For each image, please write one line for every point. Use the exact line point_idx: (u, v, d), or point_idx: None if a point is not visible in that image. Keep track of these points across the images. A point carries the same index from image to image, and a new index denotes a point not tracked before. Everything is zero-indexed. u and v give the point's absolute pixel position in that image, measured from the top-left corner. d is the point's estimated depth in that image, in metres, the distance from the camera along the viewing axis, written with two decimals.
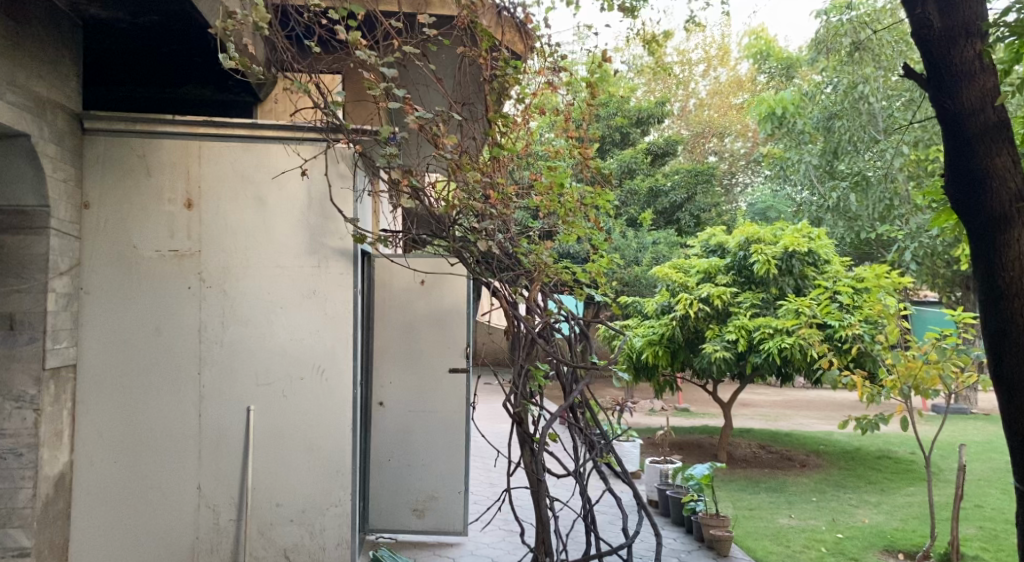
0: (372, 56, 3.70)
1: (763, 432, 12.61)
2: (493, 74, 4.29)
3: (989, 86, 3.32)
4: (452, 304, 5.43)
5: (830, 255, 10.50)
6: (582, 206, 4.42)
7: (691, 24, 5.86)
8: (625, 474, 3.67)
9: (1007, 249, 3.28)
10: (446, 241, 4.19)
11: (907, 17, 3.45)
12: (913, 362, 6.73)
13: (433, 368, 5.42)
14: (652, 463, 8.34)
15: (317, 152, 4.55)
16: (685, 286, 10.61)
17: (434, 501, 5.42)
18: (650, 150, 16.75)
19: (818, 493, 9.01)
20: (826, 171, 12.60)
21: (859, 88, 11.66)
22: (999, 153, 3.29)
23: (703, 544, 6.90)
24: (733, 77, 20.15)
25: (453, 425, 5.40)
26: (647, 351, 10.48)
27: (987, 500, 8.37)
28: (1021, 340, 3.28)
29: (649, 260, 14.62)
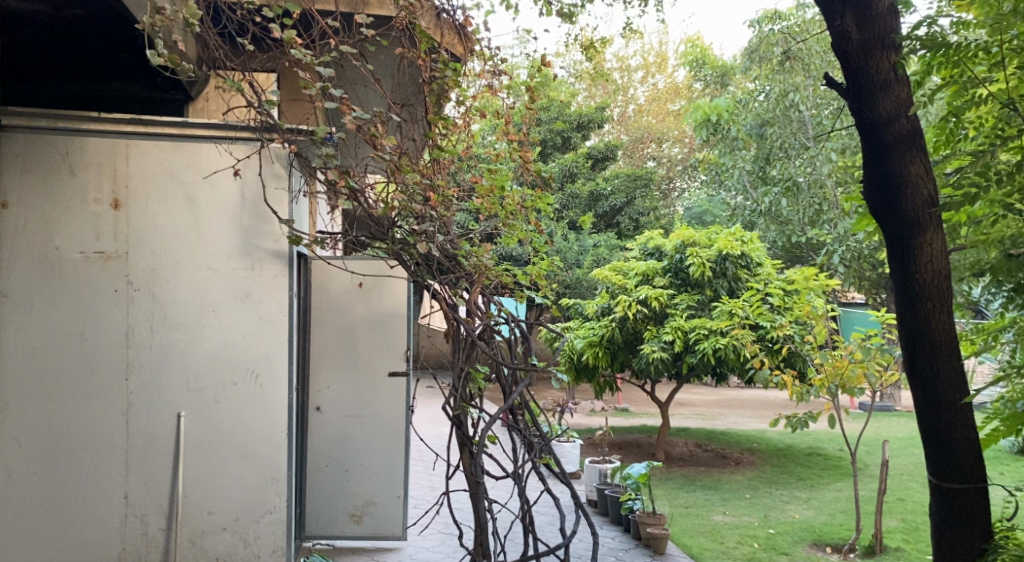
0: (308, 55, 3.66)
1: (699, 431, 12.86)
2: (432, 75, 4.26)
3: (903, 96, 3.47)
4: (391, 306, 5.46)
5: (762, 258, 10.77)
6: (524, 209, 4.44)
7: (628, 30, 5.97)
8: (563, 475, 3.58)
9: (921, 252, 3.45)
10: (386, 245, 4.16)
11: (827, 29, 3.54)
12: (839, 362, 6.95)
13: (372, 371, 5.42)
14: (591, 463, 8.46)
15: (250, 152, 4.42)
16: (624, 288, 10.78)
17: (373, 507, 5.41)
18: (590, 154, 16.99)
19: (751, 490, 9.23)
20: (758, 176, 13.00)
21: (790, 96, 11.92)
22: (913, 161, 3.45)
23: (640, 543, 7.02)
24: (671, 84, 20.60)
25: (392, 430, 5.41)
26: (588, 352, 10.59)
27: (910, 494, 8.71)
28: (934, 339, 3.46)
29: (590, 262, 14.82)
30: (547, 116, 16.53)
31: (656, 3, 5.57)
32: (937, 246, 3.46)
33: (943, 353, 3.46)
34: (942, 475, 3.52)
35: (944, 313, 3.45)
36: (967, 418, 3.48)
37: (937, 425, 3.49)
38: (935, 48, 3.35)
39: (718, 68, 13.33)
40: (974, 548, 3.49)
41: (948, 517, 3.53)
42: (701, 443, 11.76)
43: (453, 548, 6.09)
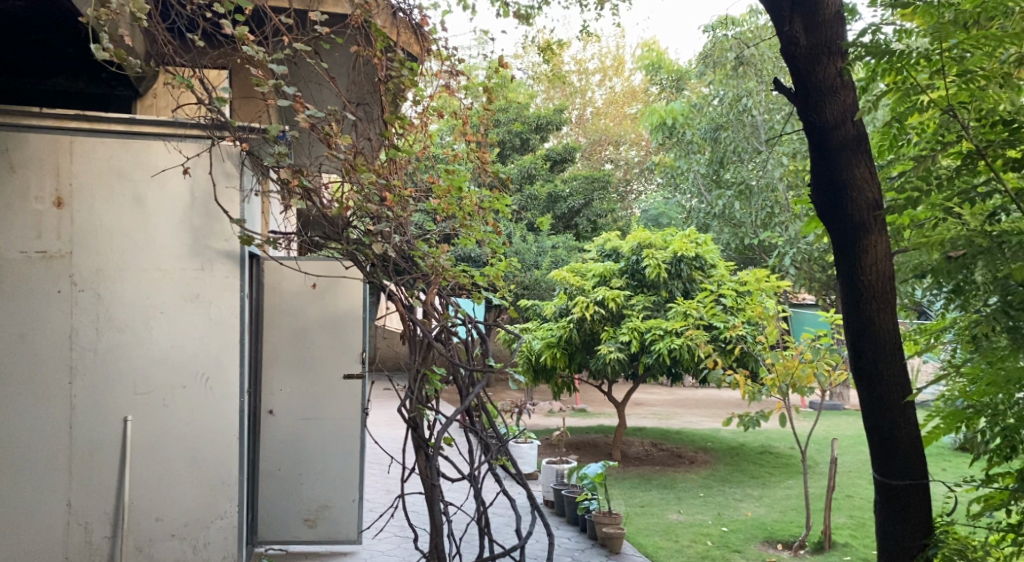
0: (260, 53, 3.61)
1: (655, 431, 13.01)
2: (388, 75, 4.23)
3: (849, 101, 3.52)
4: (346, 307, 5.45)
5: (716, 260, 10.92)
6: (481, 210, 4.44)
7: (585, 34, 6.03)
8: (518, 476, 3.58)
9: (866, 254, 3.51)
10: (339, 245, 4.12)
11: (776, 34, 3.58)
12: (790, 362, 7.09)
13: (325, 374, 5.40)
14: (548, 463, 8.51)
15: (200, 150, 4.36)
16: (581, 289, 10.86)
17: (327, 511, 5.39)
18: (549, 156, 17.10)
19: (704, 488, 9.37)
20: (712, 180, 13.23)
21: (743, 101, 12.28)
22: (859, 165, 3.51)
23: (596, 543, 7.08)
24: (628, 87, 20.83)
25: (347, 433, 5.39)
26: (546, 353, 10.63)
27: (857, 491, 8.92)
28: (880, 339, 3.51)
29: (549, 263, 14.90)
30: (506, 118, 16.59)
31: (611, 7, 5.64)
32: (882, 249, 3.52)
33: (888, 353, 3.52)
34: (887, 472, 3.56)
35: (889, 314, 3.52)
36: (910, 416, 3.54)
37: (884, 423, 3.54)
38: (877, 55, 3.36)
39: (674, 72, 13.58)
40: (915, 543, 3.52)
41: (892, 514, 3.56)
42: (656, 443, 11.90)
43: (408, 550, 6.10)
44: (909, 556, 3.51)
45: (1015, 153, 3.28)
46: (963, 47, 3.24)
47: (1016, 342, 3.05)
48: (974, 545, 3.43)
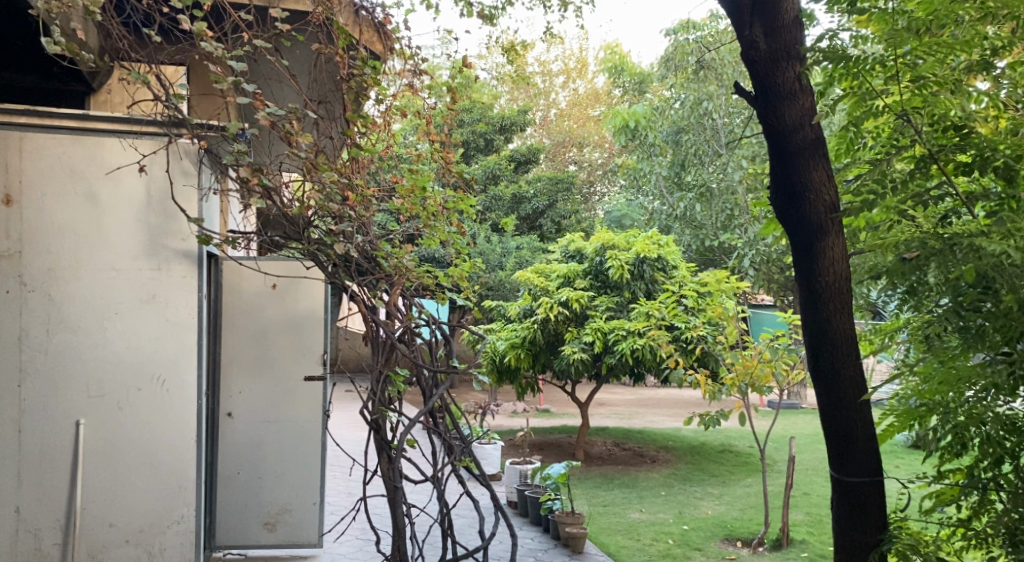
0: (219, 48, 3.53)
1: (617, 430, 13.10)
2: (351, 73, 4.18)
3: (808, 105, 3.57)
4: (307, 309, 5.41)
5: (678, 261, 11.04)
6: (445, 210, 4.38)
7: (548, 36, 6.04)
8: (481, 476, 3.61)
9: (823, 256, 3.55)
10: (301, 244, 4.06)
11: (737, 38, 3.61)
12: (749, 361, 7.20)
13: (286, 376, 5.35)
14: (512, 463, 8.52)
15: (157, 148, 4.27)
16: (546, 290, 10.90)
17: (287, 515, 5.34)
18: (513, 157, 17.14)
19: (666, 487, 9.45)
20: (674, 182, 13.36)
21: (704, 105, 12.24)
22: (817, 167, 3.55)
23: (559, 543, 7.11)
24: (591, 89, 20.98)
25: (307, 435, 5.34)
26: (510, 354, 10.61)
27: (814, 488, 9.07)
28: (837, 340, 3.57)
29: (513, 264, 14.92)
30: (470, 118, 16.58)
31: (574, 9, 5.65)
32: (839, 251, 3.56)
33: (844, 353, 3.57)
34: (843, 469, 3.61)
35: (845, 314, 3.58)
36: (866, 415, 3.59)
37: (838, 422, 3.60)
38: (834, 60, 3.35)
39: (636, 75, 13.68)
40: (871, 539, 3.57)
41: (848, 510, 3.61)
42: (619, 442, 11.98)
43: (370, 553, 6.10)
44: (864, 551, 3.56)
45: (966, 157, 3.26)
46: (916, 53, 3.23)
47: (967, 342, 3.12)
48: (927, 540, 3.45)
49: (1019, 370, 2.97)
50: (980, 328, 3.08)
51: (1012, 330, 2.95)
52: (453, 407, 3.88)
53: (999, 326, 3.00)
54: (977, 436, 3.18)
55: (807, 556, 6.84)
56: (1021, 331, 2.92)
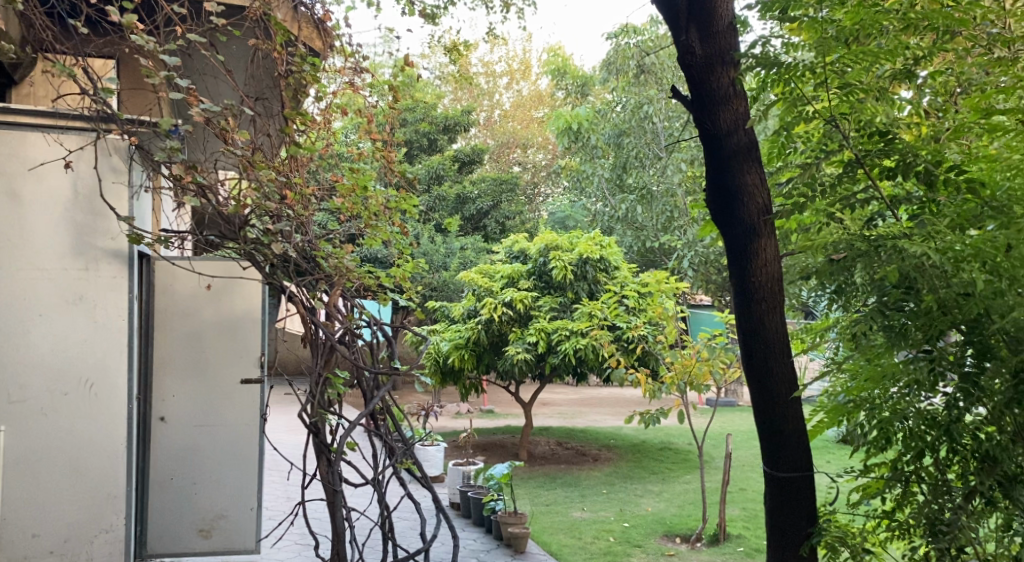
0: (151, 42, 3.43)
1: (560, 430, 13.20)
2: (290, 69, 4.12)
3: (741, 110, 3.63)
4: (245, 310, 5.07)
5: (619, 261, 11.17)
6: (387, 210, 4.32)
7: (490, 35, 6.05)
8: (423, 478, 3.61)
9: (757, 256, 3.61)
10: (236, 244, 3.93)
11: (673, 44, 3.68)
12: (688, 360, 7.37)
13: (222, 377, 5.01)
14: (455, 465, 8.52)
15: (84, 143, 4.07)
16: (489, 291, 10.92)
17: (223, 521, 4.97)
18: (457, 158, 17.21)
19: (608, 485, 9.56)
20: (616, 184, 13.54)
21: (644, 108, 12.56)
22: (750, 171, 3.61)
23: (501, 543, 7.14)
24: (535, 91, 21.14)
25: (245, 436, 4.99)
26: (454, 355, 10.60)
27: (750, 484, 9.29)
28: (769, 339, 3.62)
29: (457, 265, 14.93)
30: (413, 118, 16.53)
31: (516, 10, 5.68)
32: (771, 252, 3.62)
33: (776, 351, 3.63)
34: (776, 464, 3.65)
35: (778, 314, 3.63)
36: (797, 412, 3.65)
37: (770, 419, 3.65)
38: (767, 66, 3.30)
39: (579, 78, 13.83)
40: (800, 532, 3.62)
41: (781, 505, 3.65)
42: (561, 442, 12.06)
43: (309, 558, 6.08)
44: (794, 545, 3.62)
45: (889, 163, 3.34)
46: (844, 61, 3.27)
47: (891, 340, 3.12)
48: (853, 532, 3.57)
49: (939, 365, 3.04)
50: (903, 326, 3.11)
51: (933, 329, 3.04)
52: (394, 409, 3.87)
53: (921, 324, 3.08)
54: (901, 431, 3.20)
55: (743, 550, 7.01)
56: (940, 328, 3.03)
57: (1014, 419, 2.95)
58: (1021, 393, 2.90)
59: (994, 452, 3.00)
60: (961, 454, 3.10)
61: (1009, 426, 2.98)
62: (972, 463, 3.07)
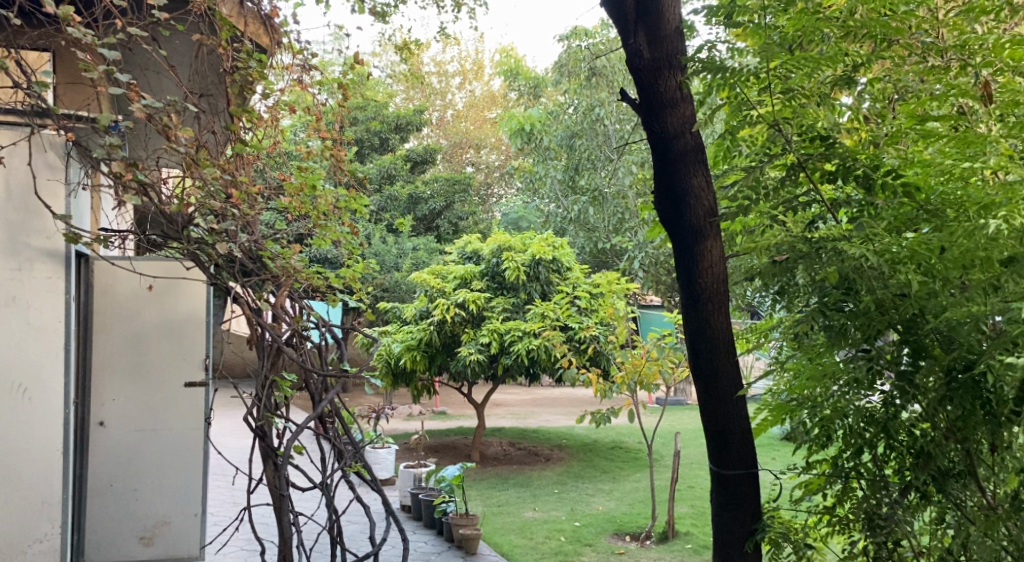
0: (88, 35, 3.33)
1: (512, 430, 13.23)
2: (235, 65, 4.03)
3: (688, 113, 3.66)
4: (188, 311, 4.96)
5: (572, 262, 11.25)
6: (336, 210, 4.26)
7: (442, 35, 6.04)
8: (372, 482, 3.57)
9: (703, 257, 3.65)
10: (178, 245, 3.81)
11: (621, 47, 3.70)
12: (638, 359, 7.46)
13: (162, 381, 4.89)
14: (406, 467, 8.48)
15: (18, 138, 3.95)
16: (442, 291, 10.90)
17: (165, 528, 4.84)
18: (409, 157, 17.17)
19: (559, 485, 9.61)
20: (568, 186, 13.64)
21: (596, 111, 12.68)
22: (696, 173, 3.64)
23: (452, 545, 7.13)
24: (488, 92, 21.19)
25: (188, 441, 4.89)
26: (405, 356, 10.56)
27: (698, 482, 9.42)
28: (716, 338, 3.67)
29: (409, 265, 14.89)
30: (364, 116, 16.42)
31: (468, 10, 5.68)
32: (716, 253, 3.67)
33: (722, 351, 3.67)
34: (722, 462, 3.69)
35: (723, 314, 3.67)
36: (742, 409, 3.70)
37: (716, 418, 3.69)
38: (713, 71, 3.37)
39: (531, 79, 13.93)
40: (745, 529, 3.65)
41: (726, 501, 3.69)
42: (513, 443, 12.09)
43: None
44: (740, 541, 3.65)
45: (830, 166, 3.37)
46: (787, 67, 3.31)
47: (831, 339, 3.15)
48: (796, 527, 3.62)
49: (877, 364, 3.10)
50: (842, 326, 3.12)
51: (872, 328, 3.08)
52: (344, 412, 3.81)
53: (860, 325, 3.11)
54: (841, 428, 3.29)
55: (691, 547, 7.10)
56: (878, 328, 3.08)
57: (947, 415, 3.00)
58: (952, 391, 2.94)
59: (928, 448, 3.07)
60: (897, 450, 3.19)
61: (942, 422, 3.04)
62: (908, 458, 3.16)
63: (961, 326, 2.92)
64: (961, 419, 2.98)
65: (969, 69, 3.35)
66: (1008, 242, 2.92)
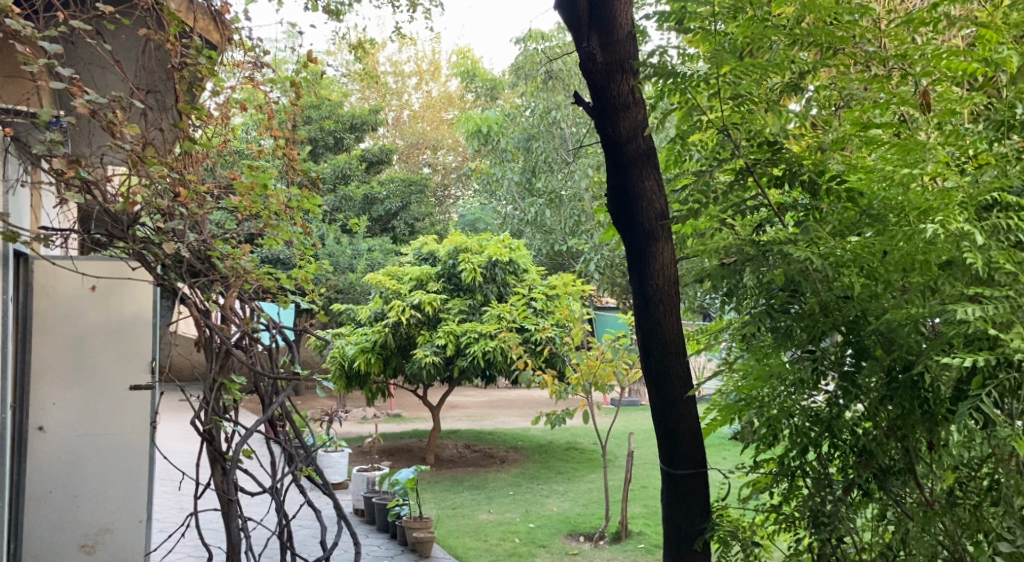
0: (29, 28, 3.24)
1: (467, 433, 13.21)
2: (184, 62, 3.96)
3: (639, 118, 3.69)
4: (134, 313, 4.89)
5: (528, 264, 11.28)
6: (289, 210, 4.19)
7: (397, 35, 6.01)
8: (324, 486, 3.53)
9: (655, 259, 3.68)
10: (123, 245, 3.73)
11: (575, 51, 3.71)
12: (594, 361, 7.51)
13: (107, 384, 4.80)
14: (359, 471, 8.42)
15: None
16: (398, 293, 10.85)
17: (108, 535, 4.74)
18: (364, 157, 17.08)
19: (514, 486, 9.62)
20: (525, 188, 13.69)
21: (552, 114, 12.75)
22: (648, 177, 3.67)
23: (405, 548, 7.10)
24: (445, 93, 21.19)
25: (133, 446, 4.80)
26: (360, 358, 10.48)
27: (651, 482, 9.53)
28: (667, 339, 3.70)
29: (364, 266, 14.81)
30: (318, 115, 16.29)
31: (423, 11, 5.67)
32: (668, 256, 3.70)
33: (673, 352, 3.70)
34: (672, 462, 3.73)
35: (674, 317, 3.70)
36: (691, 409, 3.74)
37: (667, 418, 3.73)
38: (664, 76, 3.40)
39: (488, 81, 13.97)
40: (694, 528, 3.69)
41: (676, 501, 3.73)
42: (469, 445, 12.07)
43: None
44: (689, 540, 3.68)
45: (778, 171, 3.37)
46: (737, 72, 3.32)
47: (777, 340, 3.20)
48: (744, 525, 3.66)
49: (821, 365, 3.14)
50: (788, 327, 3.17)
51: (817, 329, 3.13)
52: (294, 415, 3.71)
53: (805, 326, 3.16)
54: (788, 427, 3.31)
55: (644, 547, 7.16)
56: (824, 329, 3.12)
57: (887, 416, 3.06)
58: (892, 391, 3.02)
59: (870, 447, 3.11)
60: (842, 449, 3.21)
61: (884, 421, 3.09)
62: (851, 457, 3.19)
63: (902, 327, 3.00)
64: (901, 419, 3.04)
65: (909, 78, 3.44)
66: (946, 246, 2.97)
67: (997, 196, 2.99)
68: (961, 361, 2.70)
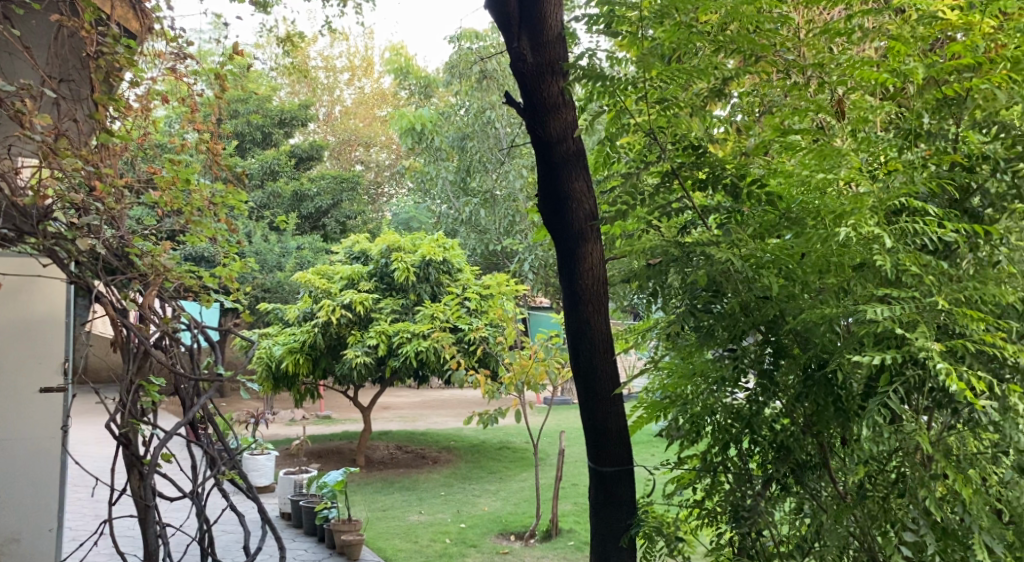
0: None
1: (398, 434, 13.09)
2: (100, 50, 3.83)
3: (569, 119, 3.70)
4: (45, 313, 4.70)
5: (463, 263, 11.22)
6: (212, 205, 4.05)
7: (327, 29, 5.91)
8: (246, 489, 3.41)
9: (585, 259, 3.70)
10: (32, 240, 3.60)
11: (505, 51, 3.70)
12: (527, 360, 7.51)
13: (14, 387, 4.60)
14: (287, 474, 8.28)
15: None
16: (328, 292, 10.71)
17: (15, 545, 4.54)
18: (293, 153, 16.87)
19: (446, 487, 9.59)
20: (460, 187, 13.67)
21: (487, 113, 12.77)
22: (577, 179, 3.69)
23: (333, 552, 7.02)
24: (378, 89, 21.05)
25: (44, 453, 4.61)
26: (288, 359, 10.30)
27: (583, 480, 9.62)
28: (596, 338, 3.72)
29: (293, 265, 14.60)
30: (246, 109, 16.01)
31: (353, 5, 5.59)
32: (597, 256, 3.72)
33: (601, 350, 3.73)
34: (599, 459, 3.75)
35: (602, 316, 3.73)
36: (619, 408, 3.77)
37: (596, 416, 3.75)
38: (594, 79, 3.41)
39: (422, 78, 13.91)
40: (620, 524, 3.72)
41: (603, 498, 3.76)
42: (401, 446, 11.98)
43: None
44: (615, 537, 3.72)
45: (702, 174, 3.42)
46: (663, 77, 3.36)
47: (701, 339, 3.26)
48: (668, 521, 3.66)
49: (742, 363, 3.21)
50: (710, 327, 3.23)
51: (737, 329, 3.20)
52: (217, 417, 3.60)
53: (726, 325, 3.22)
54: (711, 425, 3.40)
55: (574, 544, 7.22)
56: (743, 329, 3.20)
57: (803, 412, 3.13)
58: (808, 388, 3.08)
59: (787, 442, 3.17)
60: (762, 444, 3.26)
61: (801, 418, 3.16)
62: (770, 452, 3.25)
63: (817, 328, 3.06)
64: (816, 415, 3.11)
65: (826, 86, 3.51)
66: (858, 249, 3.06)
67: (905, 201, 3.05)
68: (870, 359, 2.78)
